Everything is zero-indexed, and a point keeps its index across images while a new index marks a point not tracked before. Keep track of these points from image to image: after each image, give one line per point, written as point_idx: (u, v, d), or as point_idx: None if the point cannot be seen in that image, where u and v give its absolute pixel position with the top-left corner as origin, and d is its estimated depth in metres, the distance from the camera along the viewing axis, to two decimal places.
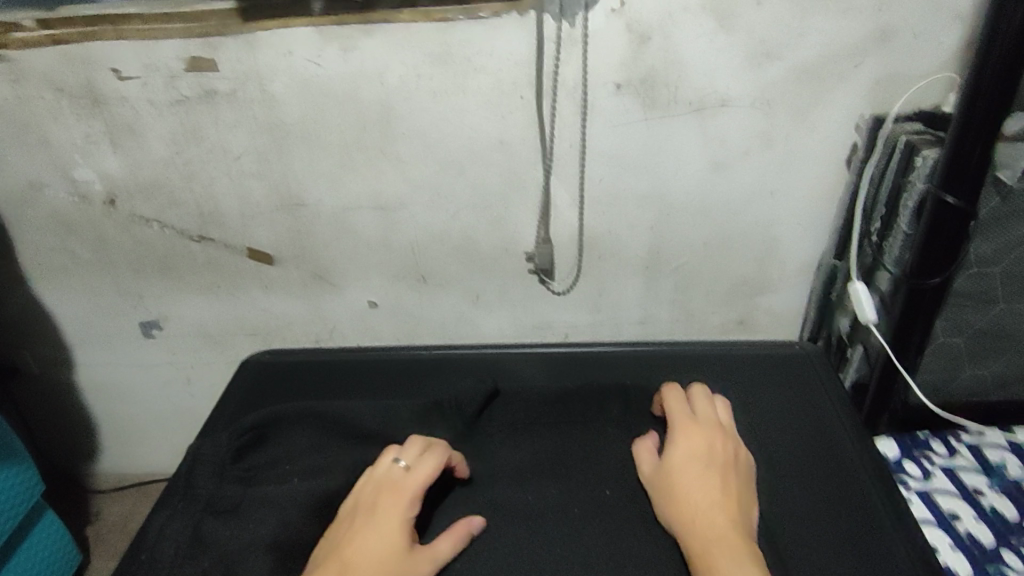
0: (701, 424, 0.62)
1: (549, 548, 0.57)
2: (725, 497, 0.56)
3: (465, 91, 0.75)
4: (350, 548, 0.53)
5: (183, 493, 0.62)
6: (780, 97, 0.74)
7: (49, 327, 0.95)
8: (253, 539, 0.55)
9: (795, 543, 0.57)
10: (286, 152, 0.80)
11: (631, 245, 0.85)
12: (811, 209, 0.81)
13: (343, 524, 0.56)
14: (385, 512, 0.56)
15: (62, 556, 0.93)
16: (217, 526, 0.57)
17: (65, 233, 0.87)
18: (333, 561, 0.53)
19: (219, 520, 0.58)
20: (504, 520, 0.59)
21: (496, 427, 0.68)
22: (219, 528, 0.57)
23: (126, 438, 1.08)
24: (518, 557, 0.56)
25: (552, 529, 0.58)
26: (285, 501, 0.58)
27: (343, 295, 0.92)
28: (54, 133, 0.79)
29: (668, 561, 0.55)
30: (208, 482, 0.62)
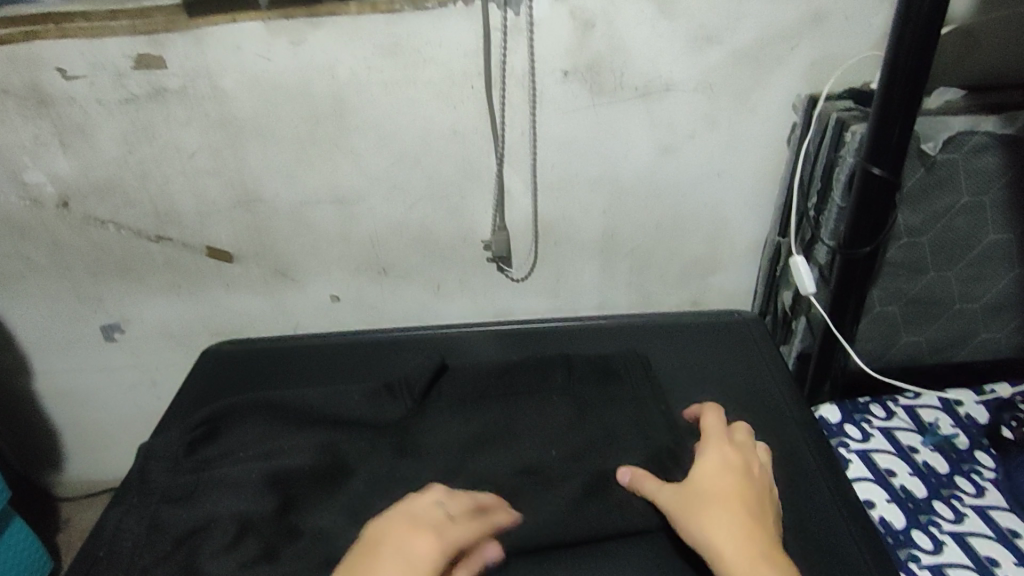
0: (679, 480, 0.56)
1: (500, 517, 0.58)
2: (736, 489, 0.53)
3: (416, 82, 0.76)
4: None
5: (136, 489, 0.63)
6: (722, 80, 0.76)
7: (6, 332, 0.94)
8: (213, 517, 0.57)
9: None
10: (239, 148, 0.80)
11: (586, 229, 0.87)
12: (756, 187, 0.84)
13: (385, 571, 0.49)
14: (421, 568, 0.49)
15: (32, 564, 0.92)
16: (174, 512, 0.58)
17: (18, 238, 0.86)
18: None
19: (175, 507, 0.59)
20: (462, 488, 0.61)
21: (449, 397, 0.70)
22: (176, 513, 0.58)
23: (93, 443, 1.07)
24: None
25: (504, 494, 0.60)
26: (244, 480, 0.60)
27: (305, 290, 0.92)
28: (1, 136, 0.79)
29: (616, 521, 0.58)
30: (162, 475, 0.63)
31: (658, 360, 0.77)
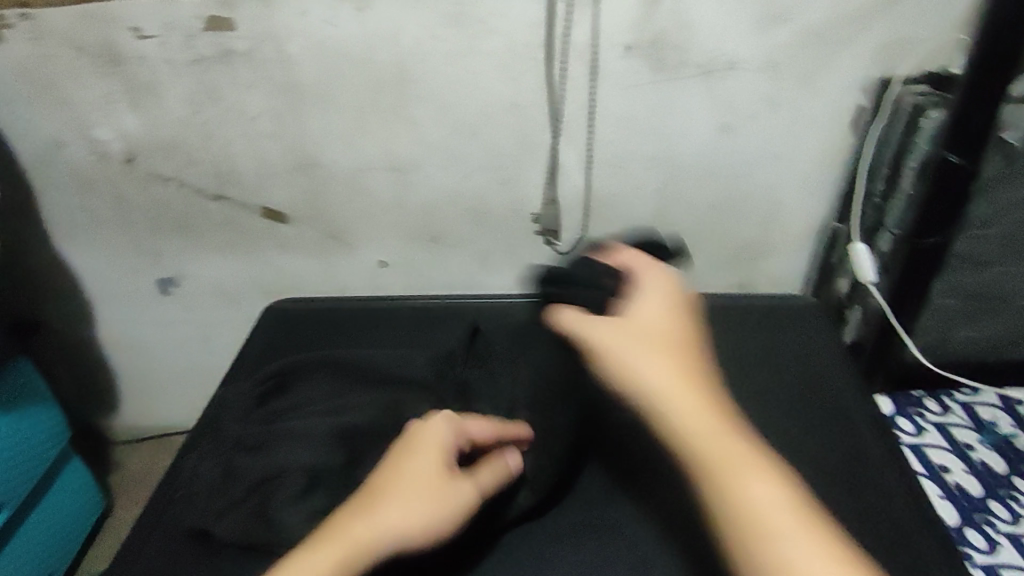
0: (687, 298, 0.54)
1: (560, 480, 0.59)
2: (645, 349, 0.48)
3: (477, 53, 0.76)
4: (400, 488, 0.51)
5: (210, 436, 0.66)
6: (789, 61, 0.75)
7: (69, 283, 0.98)
8: (283, 467, 0.59)
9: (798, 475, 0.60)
10: (300, 112, 0.82)
11: (637, 207, 0.87)
12: (817, 172, 0.82)
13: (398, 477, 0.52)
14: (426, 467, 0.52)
15: (89, 503, 0.98)
16: (247, 461, 0.60)
17: (85, 191, 0.89)
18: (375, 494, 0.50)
19: (247, 456, 0.61)
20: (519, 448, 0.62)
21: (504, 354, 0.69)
22: (248, 462, 0.60)
23: (145, 393, 1.11)
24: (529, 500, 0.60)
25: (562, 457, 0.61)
26: (311, 431, 0.61)
27: (355, 255, 0.94)
28: (74, 92, 0.81)
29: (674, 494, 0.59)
30: (236, 425, 0.65)
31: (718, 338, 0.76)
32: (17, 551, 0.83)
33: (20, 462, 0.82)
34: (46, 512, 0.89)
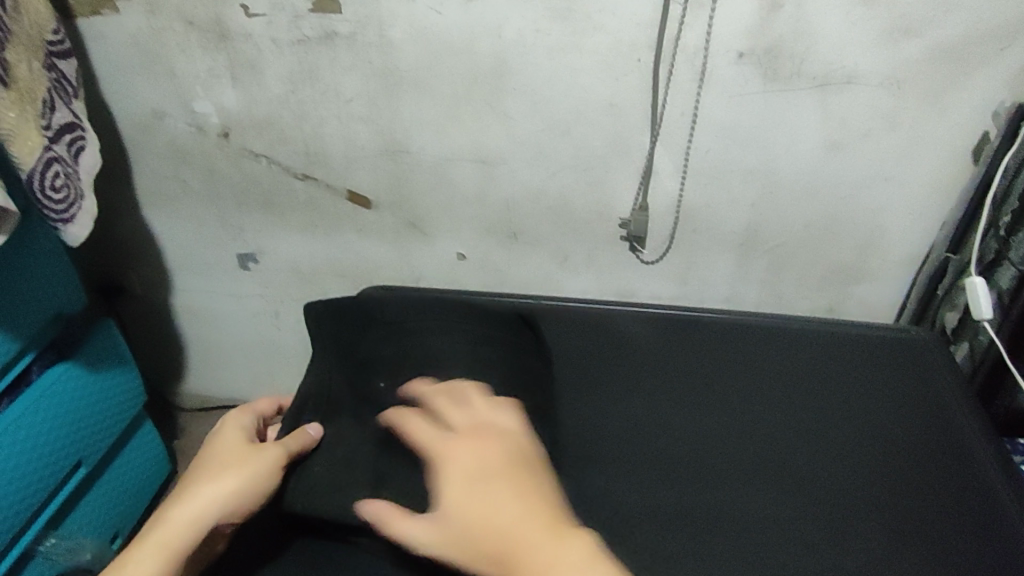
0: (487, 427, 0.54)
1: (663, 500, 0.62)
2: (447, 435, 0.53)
3: (582, 50, 0.74)
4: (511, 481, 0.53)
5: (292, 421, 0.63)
6: (912, 78, 0.71)
7: (154, 250, 1.00)
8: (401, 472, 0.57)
9: (910, 513, 0.60)
10: (395, 98, 0.82)
11: (728, 220, 0.84)
12: (928, 196, 0.78)
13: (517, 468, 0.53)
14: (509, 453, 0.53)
15: (165, 457, 1.01)
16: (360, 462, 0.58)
17: (179, 162, 0.91)
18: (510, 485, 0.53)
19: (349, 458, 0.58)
20: (620, 470, 0.64)
21: (584, 385, 0.71)
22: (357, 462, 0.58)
23: (213, 363, 1.14)
24: (648, 523, 0.60)
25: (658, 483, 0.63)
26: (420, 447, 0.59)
27: (432, 246, 0.94)
28: (179, 65, 0.83)
29: (785, 523, 0.60)
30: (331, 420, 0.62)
31: (831, 375, 0.72)
32: (94, 503, 0.87)
33: (96, 422, 0.85)
34: (124, 465, 0.93)
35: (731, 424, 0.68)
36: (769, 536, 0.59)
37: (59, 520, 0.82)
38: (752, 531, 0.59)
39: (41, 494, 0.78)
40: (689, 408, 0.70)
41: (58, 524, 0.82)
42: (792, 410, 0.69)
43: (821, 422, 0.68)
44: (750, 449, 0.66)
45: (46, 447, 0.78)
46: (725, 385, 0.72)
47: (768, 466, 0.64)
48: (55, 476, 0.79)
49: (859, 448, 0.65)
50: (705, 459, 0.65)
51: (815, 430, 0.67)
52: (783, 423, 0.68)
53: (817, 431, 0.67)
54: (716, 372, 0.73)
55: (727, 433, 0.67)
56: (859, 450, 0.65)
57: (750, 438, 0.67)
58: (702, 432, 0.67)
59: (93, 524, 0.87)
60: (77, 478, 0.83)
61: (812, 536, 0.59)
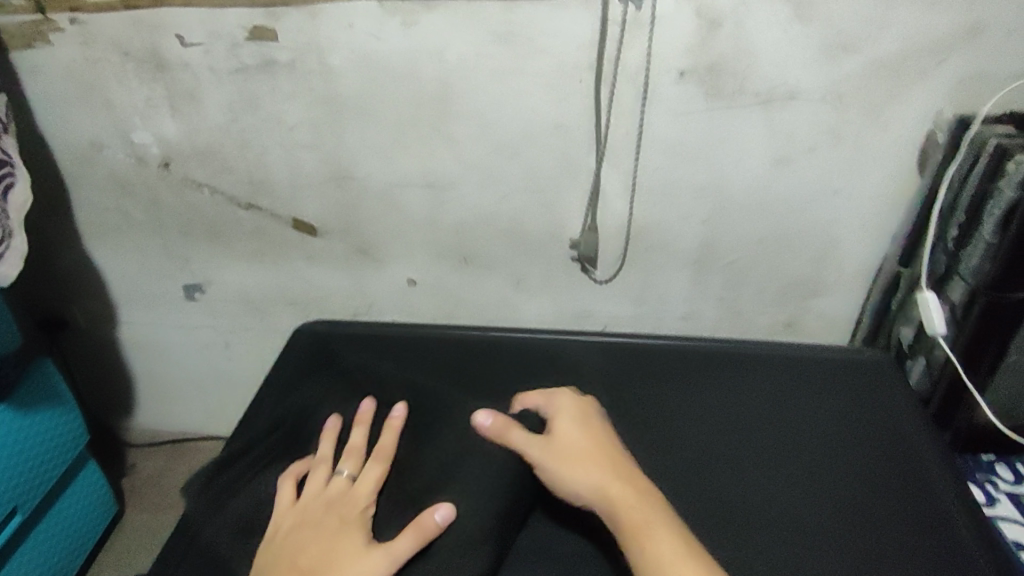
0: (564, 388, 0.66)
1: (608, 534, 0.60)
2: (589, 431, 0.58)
3: (525, 72, 0.73)
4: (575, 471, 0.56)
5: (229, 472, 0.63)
6: (855, 92, 0.70)
7: (99, 283, 0.97)
8: None
9: (855, 535, 0.59)
10: (339, 125, 0.80)
11: (680, 239, 0.83)
12: (878, 209, 0.77)
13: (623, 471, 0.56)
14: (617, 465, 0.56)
15: (109, 499, 1.00)
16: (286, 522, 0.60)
17: (120, 193, 0.88)
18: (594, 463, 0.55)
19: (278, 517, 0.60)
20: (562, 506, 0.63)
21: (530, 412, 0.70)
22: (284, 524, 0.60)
23: (167, 397, 1.10)
24: (587, 570, 0.58)
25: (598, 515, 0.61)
26: None
27: (384, 272, 0.92)
28: (115, 94, 0.81)
29: (727, 550, 0.58)
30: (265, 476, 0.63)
31: (778, 403, 0.71)
32: (28, 555, 0.85)
33: (32, 469, 0.84)
34: (66, 507, 0.92)
35: (677, 457, 0.66)
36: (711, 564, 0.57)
37: None
38: None
39: None
40: (632, 440, 0.68)
41: None
42: (740, 440, 0.68)
43: (769, 448, 0.67)
44: (695, 481, 0.64)
45: None
46: (670, 416, 0.70)
47: (716, 497, 0.62)
48: None
49: (805, 469, 0.65)
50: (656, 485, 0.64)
51: (760, 460, 0.66)
52: (732, 444, 0.67)
53: (764, 462, 0.65)
54: (661, 404, 0.71)
55: (671, 464, 0.65)
56: (805, 470, 0.65)
57: (698, 471, 0.65)
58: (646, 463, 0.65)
59: None
60: (14, 525, 0.82)
61: (757, 564, 0.57)
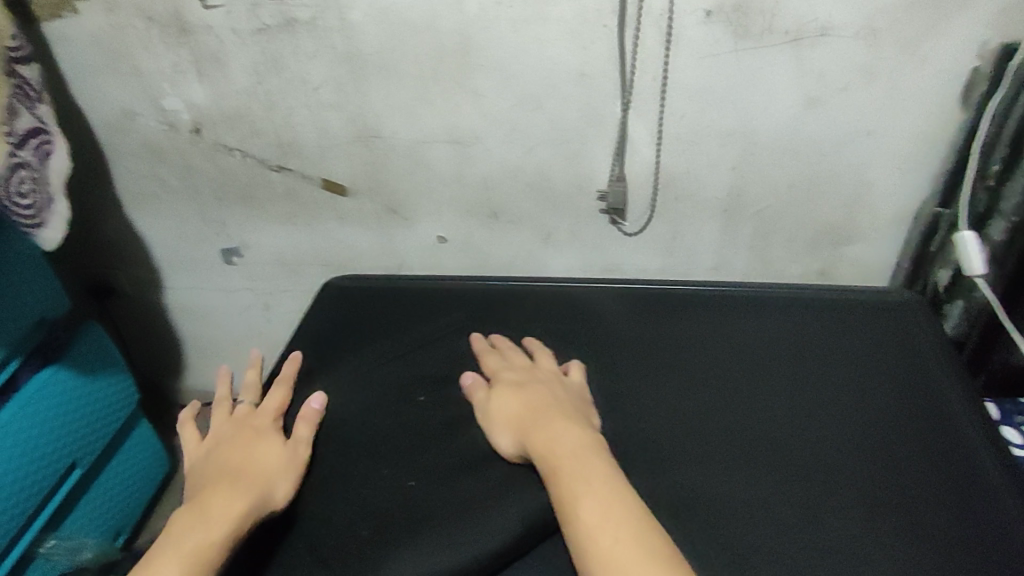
0: (546, 376, 0.66)
1: (642, 470, 0.60)
2: (552, 395, 0.62)
3: (546, 19, 0.72)
4: (533, 418, 0.60)
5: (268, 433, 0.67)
6: (893, 25, 0.67)
7: (141, 250, 1.01)
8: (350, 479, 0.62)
9: (879, 474, 0.59)
10: (361, 83, 0.80)
11: (710, 187, 0.81)
12: (916, 149, 0.75)
13: (527, 418, 0.60)
14: (522, 415, 0.61)
15: (162, 454, 1.06)
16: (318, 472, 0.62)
17: (155, 161, 0.91)
18: (525, 419, 0.60)
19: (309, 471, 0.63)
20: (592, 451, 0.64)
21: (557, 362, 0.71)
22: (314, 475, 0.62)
23: (212, 359, 1.15)
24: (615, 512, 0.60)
25: (631, 451, 0.62)
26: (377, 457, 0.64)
27: (413, 230, 0.93)
28: (144, 62, 0.82)
29: (752, 487, 0.59)
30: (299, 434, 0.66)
31: (812, 350, 0.70)
32: (90, 504, 0.92)
33: (90, 423, 0.90)
34: (122, 461, 0.98)
35: (710, 404, 0.66)
36: (732, 500, 0.58)
37: (58, 522, 0.87)
38: (725, 507, 0.57)
39: (35, 497, 0.82)
40: (662, 387, 0.68)
41: (56, 526, 0.87)
42: (775, 388, 0.67)
43: (794, 390, 0.66)
44: (722, 423, 0.64)
45: (37, 451, 0.82)
46: (700, 364, 0.69)
47: (738, 436, 0.63)
48: (49, 479, 0.84)
49: (830, 409, 0.65)
50: (681, 423, 0.64)
51: (795, 408, 0.65)
52: (756, 385, 0.67)
53: (801, 411, 0.65)
54: (689, 351, 0.71)
55: (694, 404, 0.66)
56: (830, 410, 0.65)
57: (733, 420, 0.64)
58: (676, 410, 0.65)
59: (90, 526, 0.92)
60: (74, 476, 0.88)
61: (778, 500, 0.58)
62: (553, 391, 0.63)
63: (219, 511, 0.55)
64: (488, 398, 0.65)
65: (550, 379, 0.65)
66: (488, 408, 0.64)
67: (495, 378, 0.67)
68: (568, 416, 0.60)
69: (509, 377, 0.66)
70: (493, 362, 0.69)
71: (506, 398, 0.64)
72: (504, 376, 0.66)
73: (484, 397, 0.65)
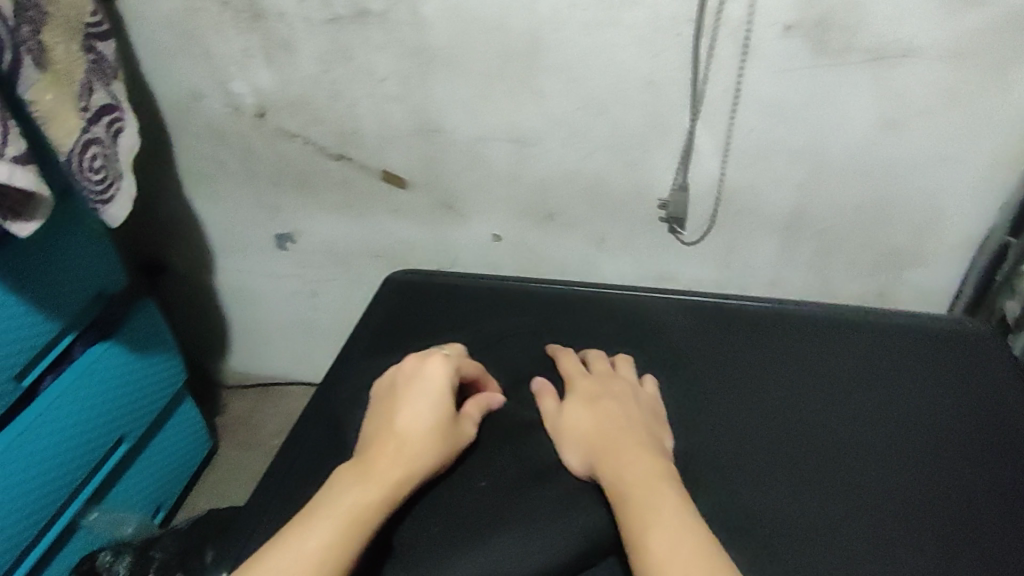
0: (621, 389, 0.66)
1: (710, 489, 0.61)
2: (625, 413, 0.63)
3: (620, 24, 0.71)
4: (606, 437, 0.61)
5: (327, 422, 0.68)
6: (975, 50, 0.66)
7: (195, 231, 1.02)
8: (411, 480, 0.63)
9: (946, 506, 0.59)
10: (429, 77, 0.80)
11: (773, 202, 0.81)
12: (987, 177, 0.74)
13: (598, 436, 0.61)
14: (594, 432, 0.62)
15: (204, 435, 1.08)
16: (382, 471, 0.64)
17: (217, 144, 0.92)
18: (598, 437, 0.61)
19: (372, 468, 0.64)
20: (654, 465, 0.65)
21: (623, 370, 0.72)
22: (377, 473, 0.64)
23: (254, 342, 1.16)
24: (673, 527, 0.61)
25: (700, 470, 0.62)
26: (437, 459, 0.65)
27: (468, 227, 0.93)
28: (214, 45, 0.83)
29: (817, 511, 0.59)
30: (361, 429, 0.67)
31: (879, 374, 0.70)
32: (133, 480, 0.94)
33: (138, 401, 0.91)
34: (165, 441, 1.00)
35: (779, 424, 0.66)
36: (796, 524, 0.58)
37: (102, 495, 0.89)
38: (789, 532, 0.58)
39: (83, 469, 0.84)
40: (727, 404, 0.68)
41: (102, 498, 0.89)
42: (848, 413, 0.67)
43: (861, 416, 0.66)
44: (786, 446, 0.64)
45: (87, 428, 0.84)
46: (766, 381, 0.70)
47: (803, 460, 0.63)
48: (97, 452, 0.86)
49: (899, 438, 0.64)
50: (747, 444, 0.64)
51: (863, 434, 0.65)
52: (822, 409, 0.67)
53: (867, 438, 0.64)
54: (754, 369, 0.71)
55: (758, 424, 0.66)
56: (898, 438, 0.64)
57: (797, 444, 0.64)
58: (743, 430, 0.66)
59: (134, 501, 0.95)
60: (121, 451, 0.90)
61: (843, 527, 0.58)
62: (626, 408, 0.64)
63: (355, 509, 0.54)
64: (559, 409, 0.66)
65: (624, 392, 0.66)
66: (559, 419, 0.65)
67: (567, 388, 0.68)
68: (640, 440, 0.60)
69: (580, 388, 0.67)
70: (568, 367, 0.70)
71: (577, 411, 0.65)
72: (576, 387, 0.67)
73: (553, 408, 0.66)
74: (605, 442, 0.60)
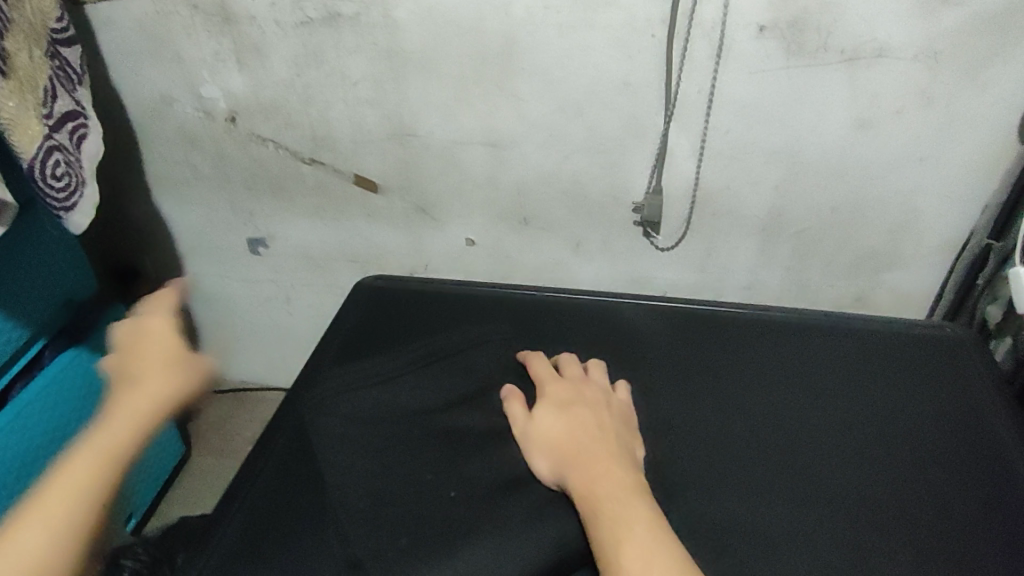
0: (594, 395, 0.65)
1: (678, 496, 0.60)
2: (597, 419, 0.62)
3: (592, 26, 0.70)
4: (576, 446, 0.60)
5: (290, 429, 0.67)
6: (951, 51, 0.65)
7: (169, 236, 1.01)
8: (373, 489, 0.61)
9: (924, 515, 0.58)
10: (401, 81, 0.79)
11: (749, 205, 0.80)
12: (964, 180, 0.73)
13: (569, 444, 0.60)
14: (565, 440, 0.61)
15: (178, 444, 1.07)
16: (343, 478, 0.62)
17: (189, 148, 0.91)
18: (568, 445, 0.60)
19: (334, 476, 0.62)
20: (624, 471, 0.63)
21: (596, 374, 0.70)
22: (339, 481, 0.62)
23: (232, 350, 1.15)
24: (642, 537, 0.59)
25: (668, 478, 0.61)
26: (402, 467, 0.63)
27: (443, 232, 0.92)
28: (185, 49, 0.82)
29: (791, 521, 0.58)
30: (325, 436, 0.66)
31: (855, 381, 0.68)
32: None
33: None
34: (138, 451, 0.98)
35: (753, 430, 0.65)
36: (768, 534, 0.57)
37: None
38: (761, 542, 0.56)
39: None
40: (699, 410, 0.67)
41: None
42: (823, 419, 0.65)
43: (837, 423, 0.65)
44: (759, 454, 0.63)
45: (56, 437, 0.82)
46: (740, 388, 0.68)
47: (777, 468, 0.62)
48: None
49: (876, 445, 0.63)
50: (719, 451, 0.63)
51: (838, 442, 0.63)
52: (797, 416, 0.66)
53: (842, 445, 0.63)
54: (728, 374, 0.70)
55: (731, 431, 0.65)
56: (874, 445, 0.63)
57: (771, 452, 0.63)
58: (716, 437, 0.64)
59: None
60: None
61: (817, 536, 0.57)
62: (598, 415, 0.62)
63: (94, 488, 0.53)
64: (529, 414, 0.65)
65: (596, 398, 0.64)
66: (529, 425, 0.64)
67: (538, 393, 0.66)
68: (611, 448, 0.59)
69: (551, 393, 0.65)
70: (540, 371, 0.69)
71: (549, 417, 0.63)
72: (547, 392, 0.66)
73: (522, 414, 0.65)
74: (576, 450, 0.59)
